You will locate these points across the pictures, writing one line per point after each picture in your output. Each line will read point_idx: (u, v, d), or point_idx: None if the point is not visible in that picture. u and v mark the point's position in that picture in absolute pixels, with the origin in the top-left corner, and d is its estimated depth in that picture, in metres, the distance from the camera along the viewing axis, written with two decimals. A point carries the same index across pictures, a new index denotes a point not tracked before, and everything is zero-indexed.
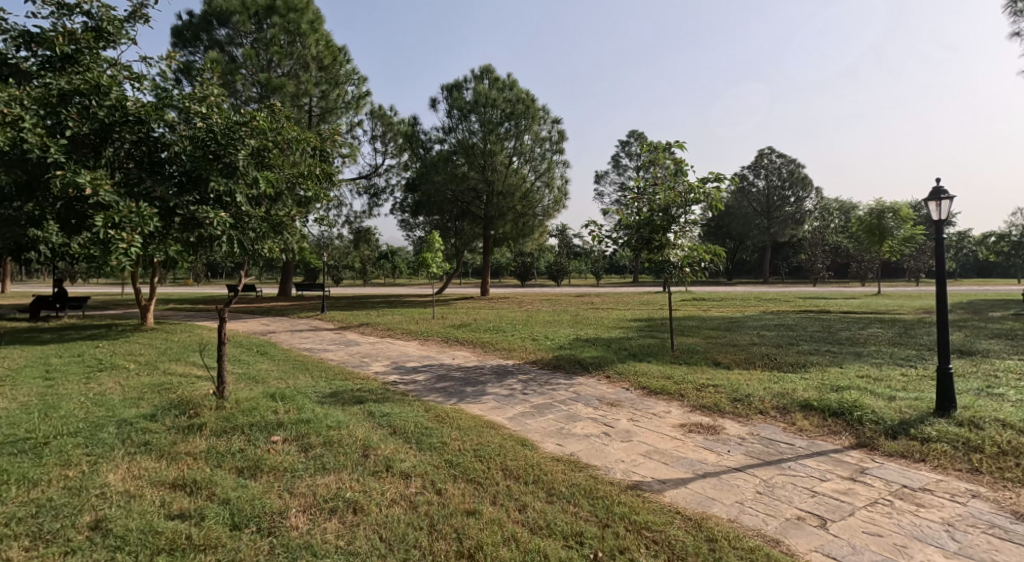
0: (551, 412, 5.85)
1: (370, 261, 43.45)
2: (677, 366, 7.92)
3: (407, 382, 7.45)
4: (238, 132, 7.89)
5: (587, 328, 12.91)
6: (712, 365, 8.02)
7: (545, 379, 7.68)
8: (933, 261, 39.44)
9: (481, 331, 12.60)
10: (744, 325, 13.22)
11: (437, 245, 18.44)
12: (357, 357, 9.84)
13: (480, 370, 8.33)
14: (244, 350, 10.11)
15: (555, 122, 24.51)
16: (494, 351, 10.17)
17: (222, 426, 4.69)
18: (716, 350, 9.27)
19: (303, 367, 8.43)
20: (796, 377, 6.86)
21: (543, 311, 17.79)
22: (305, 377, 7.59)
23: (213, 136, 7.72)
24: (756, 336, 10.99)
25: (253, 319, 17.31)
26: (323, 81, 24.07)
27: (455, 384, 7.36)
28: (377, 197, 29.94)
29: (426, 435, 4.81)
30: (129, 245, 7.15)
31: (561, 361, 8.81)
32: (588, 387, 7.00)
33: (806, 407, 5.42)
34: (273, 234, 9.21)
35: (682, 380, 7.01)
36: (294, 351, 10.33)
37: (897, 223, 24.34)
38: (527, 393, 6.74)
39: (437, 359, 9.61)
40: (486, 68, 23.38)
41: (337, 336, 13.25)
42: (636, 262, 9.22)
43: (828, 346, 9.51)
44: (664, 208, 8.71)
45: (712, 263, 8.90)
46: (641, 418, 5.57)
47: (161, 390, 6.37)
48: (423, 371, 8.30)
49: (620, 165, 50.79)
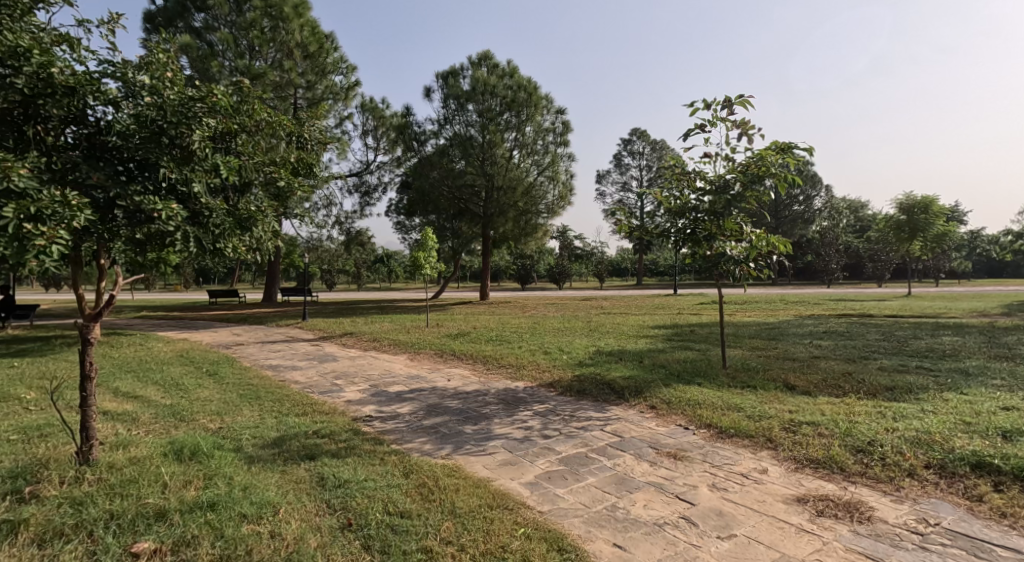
0: (591, 472, 4.03)
1: (362, 264, 41.51)
2: (742, 393, 6.05)
3: (388, 419, 5.58)
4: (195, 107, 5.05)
5: (607, 337, 11.04)
6: (787, 389, 6.13)
7: (570, 411, 5.83)
8: (950, 262, 37.67)
9: (482, 343, 10.73)
10: (788, 333, 11.34)
11: (433, 242, 16.57)
12: (328, 378, 7.95)
13: (484, 398, 6.45)
14: (191, 370, 8.17)
15: (559, 112, 22.61)
16: (499, 369, 8.29)
17: (58, 525, 2.88)
18: (780, 367, 7.38)
19: (254, 395, 6.56)
20: (921, 410, 5.00)
21: (551, 317, 15.91)
22: (250, 411, 5.74)
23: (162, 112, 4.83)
24: (814, 348, 9.13)
25: (225, 329, 15.42)
26: (309, 70, 22.21)
27: (452, 420, 5.50)
28: (369, 196, 28.12)
29: (401, 534, 2.98)
30: (50, 243, 3.97)
31: (586, 384, 6.94)
32: (634, 428, 5.14)
33: (984, 468, 3.60)
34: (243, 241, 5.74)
35: (760, 416, 5.14)
36: (252, 370, 8.45)
37: (930, 219, 22.49)
38: (549, 436, 4.89)
39: (430, 380, 7.75)
40: (485, 53, 21.66)
41: (314, 349, 11.35)
42: (682, 259, 7.31)
43: (916, 361, 7.62)
44: (718, 187, 6.72)
45: (785, 256, 6.83)
46: (730, 485, 3.74)
47: (32, 436, 4.51)
48: (411, 400, 6.43)
49: (623, 165, 49.01)
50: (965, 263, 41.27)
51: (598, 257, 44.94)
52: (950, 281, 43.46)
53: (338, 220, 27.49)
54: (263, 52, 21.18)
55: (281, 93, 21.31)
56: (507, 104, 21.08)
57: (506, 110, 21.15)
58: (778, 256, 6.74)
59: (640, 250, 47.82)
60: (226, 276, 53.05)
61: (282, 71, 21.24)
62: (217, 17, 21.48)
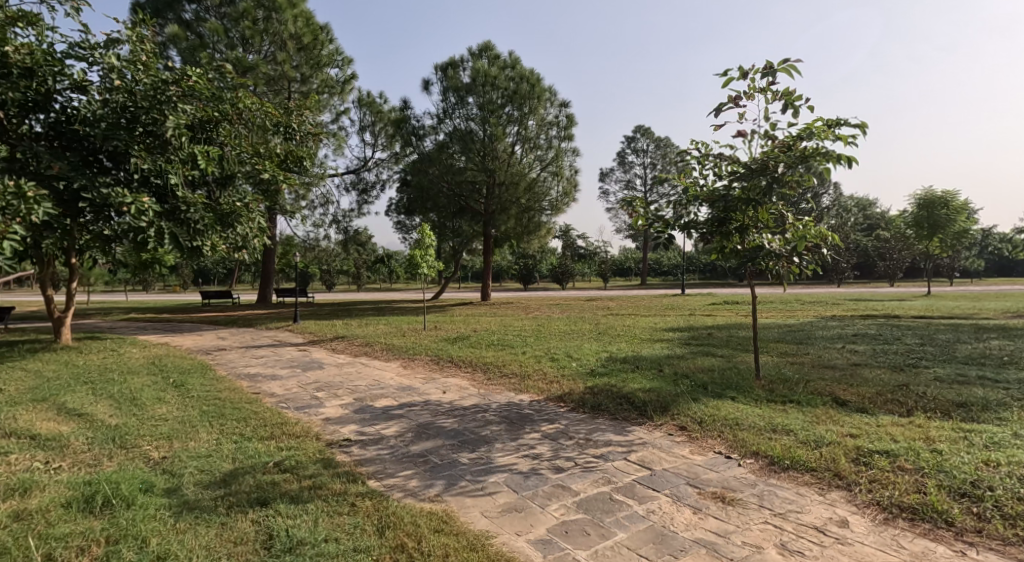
0: (620, 524, 3.17)
1: (361, 264, 40.69)
2: (788, 410, 5.15)
3: (370, 444, 4.70)
4: None
5: (619, 342, 10.15)
6: (838, 406, 5.23)
7: (585, 433, 4.94)
8: (964, 261, 36.70)
9: (482, 348, 9.83)
10: (816, 336, 10.41)
11: (430, 240, 15.62)
12: (309, 390, 7.06)
13: (484, 416, 5.56)
14: (155, 382, 7.32)
15: (563, 105, 21.69)
16: (501, 379, 7.41)
17: None
18: (821, 377, 6.48)
19: (219, 411, 5.68)
20: (1015, 436, 4.12)
21: (555, 319, 14.99)
22: (207, 434, 4.84)
23: None
24: (851, 354, 8.24)
25: (210, 332, 14.56)
26: (304, 63, 21.13)
27: (446, 446, 4.62)
28: (366, 193, 27.28)
29: None
30: None
31: (601, 399, 6.04)
32: (665, 458, 4.24)
33: None
34: None
35: (818, 442, 4.24)
36: (225, 380, 7.58)
37: (951, 215, 21.55)
38: (563, 469, 4.00)
39: (424, 392, 6.87)
40: (486, 44, 20.79)
41: (300, 355, 10.47)
42: (711, 254, 6.52)
43: (975, 369, 6.72)
44: (756, 170, 5.82)
45: (831, 250, 5.92)
46: (804, 547, 2.92)
47: None
48: (400, 419, 5.54)
49: (627, 163, 48.14)
50: (977, 261, 40.30)
51: (601, 257, 44.01)
52: (963, 280, 42.46)
53: (336, 219, 26.64)
54: (255, 45, 20.21)
55: (274, 88, 20.49)
56: (509, 97, 20.18)
57: (507, 103, 20.25)
58: (823, 250, 5.84)
59: (643, 249, 46.88)
60: (225, 277, 52.22)
61: (275, 64, 20.39)
62: (208, 7, 20.66)
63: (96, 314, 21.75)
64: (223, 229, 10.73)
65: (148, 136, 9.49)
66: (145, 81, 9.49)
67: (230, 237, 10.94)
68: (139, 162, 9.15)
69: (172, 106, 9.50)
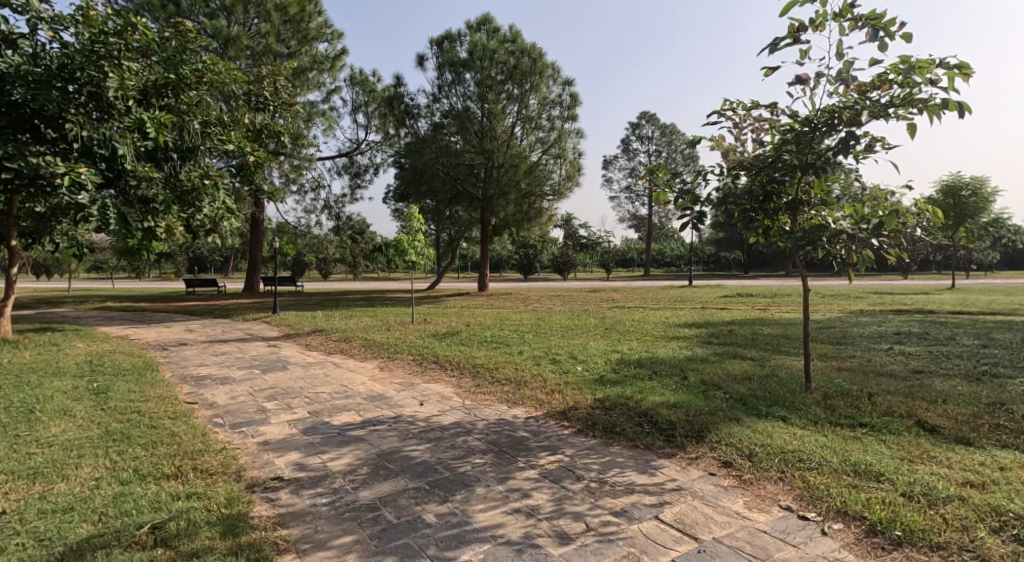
0: None
1: (356, 252, 39.53)
2: (866, 441, 3.88)
3: (305, 489, 3.47)
4: (105, 55, 8.24)
5: (631, 340, 8.86)
6: (928, 434, 3.98)
7: (598, 470, 3.71)
8: (978, 254, 35.43)
9: (472, 346, 8.56)
10: (855, 335, 9.13)
11: (420, 224, 13.75)
12: (259, 399, 5.82)
13: (465, 442, 4.32)
14: (76, 387, 6.09)
15: (567, 83, 20.30)
16: (493, 387, 6.17)
17: None
18: (886, 390, 5.24)
19: (128, 432, 4.47)
20: None
21: (557, 312, 13.72)
22: (89, 471, 3.62)
23: (79, 56, 8.07)
24: (909, 357, 6.96)
25: (181, 324, 13.35)
26: (291, 37, 19.69)
27: (410, 491, 3.39)
28: (359, 177, 25.98)
29: None
30: None
31: (615, 419, 4.78)
32: (712, 516, 3.02)
33: None
34: (144, 182, 8.72)
35: (929, 497, 2.97)
36: (162, 384, 6.37)
37: (978, 202, 20.24)
38: (568, 540, 2.80)
39: (396, 404, 5.62)
40: (485, 16, 19.44)
41: (267, 352, 9.23)
42: (750, 237, 5.33)
43: None
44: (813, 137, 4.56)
45: (921, 229, 4.63)
46: None
47: None
48: (358, 445, 4.29)
49: (632, 151, 46.79)
50: (993, 253, 38.92)
51: (603, 247, 42.86)
52: (979, 273, 41.08)
53: (327, 205, 25.34)
54: (238, 16, 18.83)
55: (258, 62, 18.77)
56: (509, 72, 18.83)
57: (507, 79, 18.94)
58: (909, 229, 4.54)
59: (647, 239, 45.60)
60: (223, 266, 51.21)
61: (259, 37, 18.94)
62: None
63: (70, 302, 20.53)
64: (182, 209, 9.34)
65: (88, 98, 8.24)
66: (83, 34, 8.23)
67: (191, 219, 9.53)
68: (74, 129, 7.88)
69: (115, 61, 8.23)
